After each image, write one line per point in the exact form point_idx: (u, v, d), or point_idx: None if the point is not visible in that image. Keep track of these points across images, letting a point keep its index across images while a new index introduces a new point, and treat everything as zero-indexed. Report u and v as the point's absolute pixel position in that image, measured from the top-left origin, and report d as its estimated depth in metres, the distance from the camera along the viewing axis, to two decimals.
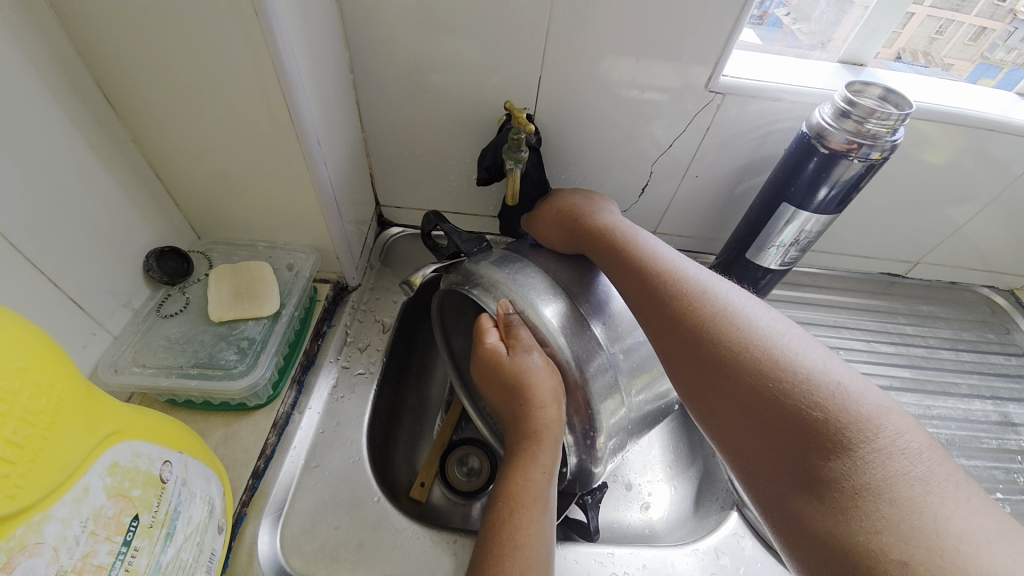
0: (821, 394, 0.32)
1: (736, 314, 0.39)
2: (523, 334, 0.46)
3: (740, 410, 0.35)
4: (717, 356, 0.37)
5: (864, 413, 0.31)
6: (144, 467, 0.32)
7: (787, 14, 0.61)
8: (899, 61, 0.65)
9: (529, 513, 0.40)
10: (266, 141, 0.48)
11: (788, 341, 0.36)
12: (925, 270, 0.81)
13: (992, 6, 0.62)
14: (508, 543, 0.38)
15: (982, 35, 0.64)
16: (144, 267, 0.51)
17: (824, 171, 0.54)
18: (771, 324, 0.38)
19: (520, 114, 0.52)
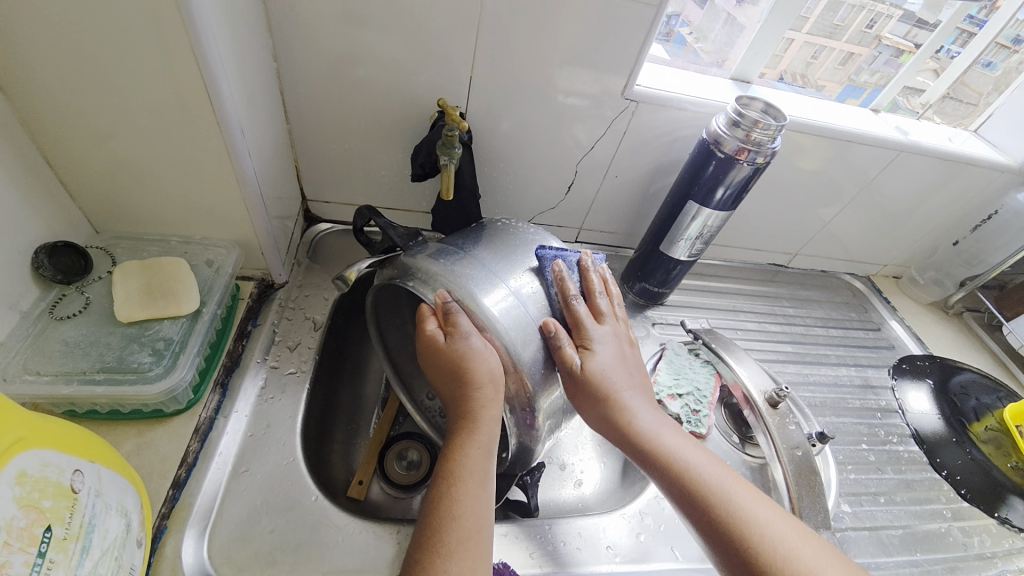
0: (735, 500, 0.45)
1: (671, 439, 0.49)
2: (461, 321, 0.47)
3: (718, 544, 0.44)
4: (705, 514, 0.45)
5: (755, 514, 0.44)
6: (55, 477, 0.30)
7: (689, 33, 0.71)
8: (782, 81, 0.77)
9: (467, 487, 0.43)
10: (183, 129, 0.45)
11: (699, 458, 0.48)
12: (803, 260, 0.95)
13: (859, 34, 0.75)
14: (447, 515, 0.42)
15: (851, 59, 0.77)
16: (32, 263, 0.45)
17: (721, 173, 0.62)
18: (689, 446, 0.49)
19: (454, 111, 0.54)
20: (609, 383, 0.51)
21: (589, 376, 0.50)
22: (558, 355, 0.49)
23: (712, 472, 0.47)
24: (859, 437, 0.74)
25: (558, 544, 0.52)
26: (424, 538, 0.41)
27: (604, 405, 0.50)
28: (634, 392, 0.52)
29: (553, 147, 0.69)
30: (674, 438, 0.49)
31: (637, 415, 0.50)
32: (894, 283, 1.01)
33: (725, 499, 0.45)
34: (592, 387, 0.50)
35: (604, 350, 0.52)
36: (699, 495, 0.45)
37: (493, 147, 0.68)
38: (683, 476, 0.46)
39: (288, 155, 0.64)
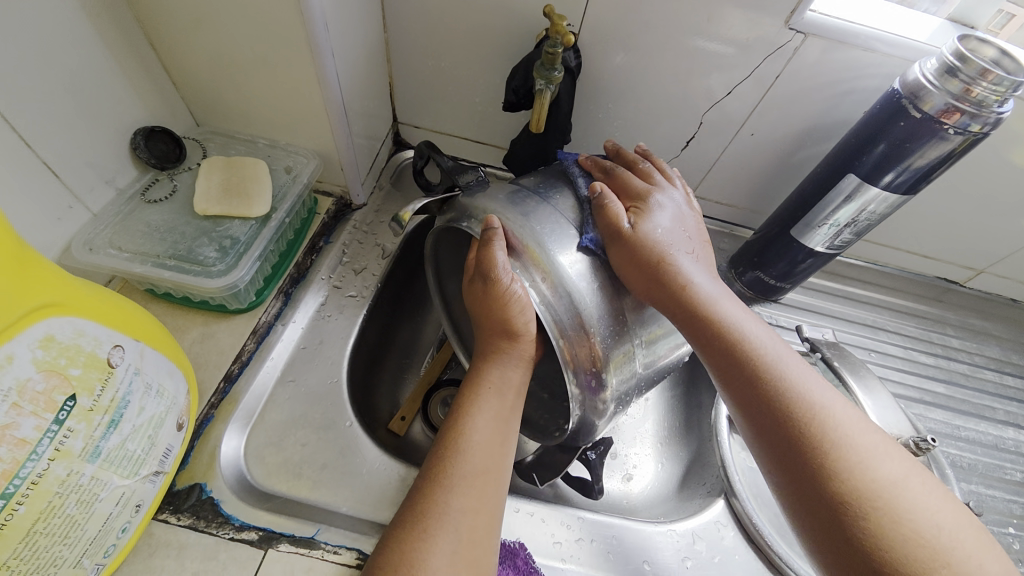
0: (831, 428, 0.35)
1: (754, 343, 0.38)
2: (497, 257, 0.40)
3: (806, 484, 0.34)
4: (788, 437, 0.35)
5: (849, 442, 0.34)
6: (87, 348, 0.30)
7: None
8: None
9: (483, 424, 0.39)
10: (266, 18, 0.42)
11: (790, 369, 0.38)
12: (988, 281, 0.72)
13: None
14: (456, 446, 0.38)
15: None
16: (131, 144, 0.47)
17: (908, 141, 0.45)
18: (778, 352, 0.38)
19: (560, 21, 0.46)
20: (660, 245, 0.41)
21: (638, 238, 0.41)
22: (607, 217, 0.42)
23: (804, 378, 0.37)
24: (1007, 517, 0.56)
25: (587, 543, 0.46)
26: (431, 466, 0.38)
27: (663, 281, 0.40)
28: (716, 288, 0.41)
29: (676, 90, 0.57)
30: (790, 369, 0.38)
31: (695, 278, 0.41)
32: None
33: (835, 430, 0.35)
34: (661, 270, 0.40)
35: (692, 265, 0.42)
36: (786, 404, 0.36)
37: (604, 82, 0.58)
38: (771, 384, 0.37)
39: (382, 69, 0.60)
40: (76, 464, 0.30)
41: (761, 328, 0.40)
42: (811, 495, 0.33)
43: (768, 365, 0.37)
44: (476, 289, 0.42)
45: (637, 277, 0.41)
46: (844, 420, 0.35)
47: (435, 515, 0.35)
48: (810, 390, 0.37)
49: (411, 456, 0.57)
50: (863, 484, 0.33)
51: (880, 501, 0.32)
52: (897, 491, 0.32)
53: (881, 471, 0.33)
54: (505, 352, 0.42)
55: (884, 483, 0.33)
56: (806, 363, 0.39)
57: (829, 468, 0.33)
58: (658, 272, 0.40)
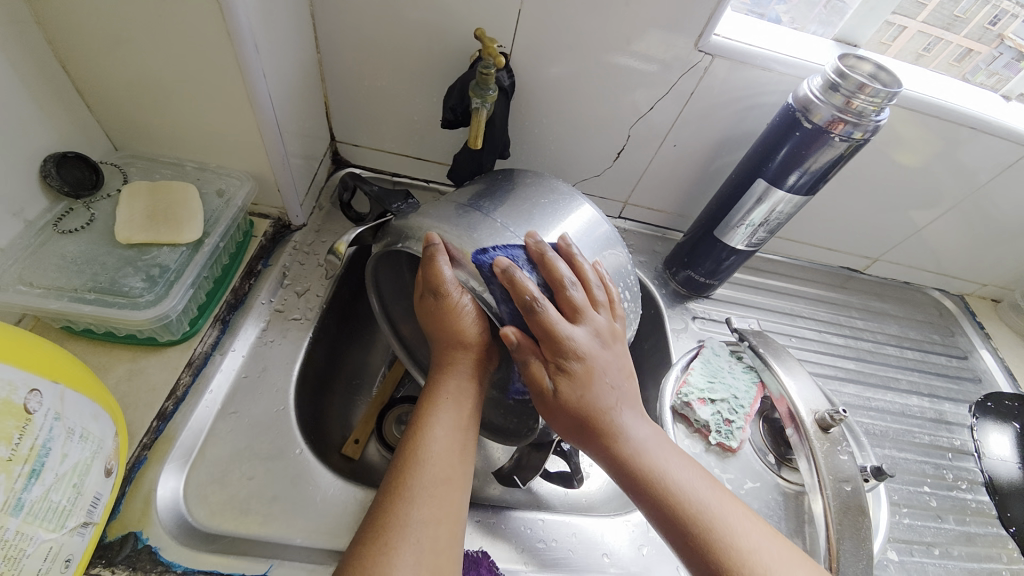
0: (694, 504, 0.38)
1: (622, 417, 0.40)
2: (444, 273, 0.41)
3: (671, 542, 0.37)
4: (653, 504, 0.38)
5: (712, 516, 0.37)
6: (2, 395, 0.28)
7: (786, 12, 0.60)
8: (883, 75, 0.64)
9: (441, 433, 0.40)
10: (190, 39, 0.41)
11: (652, 445, 0.40)
12: (883, 268, 0.82)
13: (981, 29, 0.62)
14: (414, 456, 0.38)
15: (967, 56, 0.63)
16: (39, 172, 0.43)
17: (805, 148, 0.51)
18: (648, 427, 0.41)
19: (491, 44, 0.49)
20: (565, 329, 0.40)
21: (542, 319, 0.40)
22: (508, 286, 0.40)
23: (657, 451, 0.40)
24: (922, 478, 0.64)
25: (549, 543, 0.47)
26: (391, 479, 0.38)
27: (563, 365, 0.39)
28: (625, 393, 0.41)
29: (605, 106, 0.61)
30: (647, 442, 0.40)
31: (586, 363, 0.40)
32: (993, 307, 0.85)
33: (699, 505, 0.38)
34: (572, 393, 0.39)
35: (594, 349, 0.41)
36: (644, 476, 0.39)
37: (538, 99, 0.61)
38: (637, 462, 0.39)
39: (317, 88, 0.60)
40: None
41: (637, 409, 0.41)
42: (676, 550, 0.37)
43: (664, 479, 0.39)
44: (425, 307, 0.43)
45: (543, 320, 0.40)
46: (709, 501, 0.38)
47: (394, 528, 0.35)
48: (671, 468, 0.39)
49: (368, 478, 0.55)
50: (730, 554, 0.36)
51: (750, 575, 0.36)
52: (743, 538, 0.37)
53: (740, 543, 0.37)
54: (460, 362, 0.43)
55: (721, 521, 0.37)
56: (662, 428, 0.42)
57: (699, 538, 0.37)
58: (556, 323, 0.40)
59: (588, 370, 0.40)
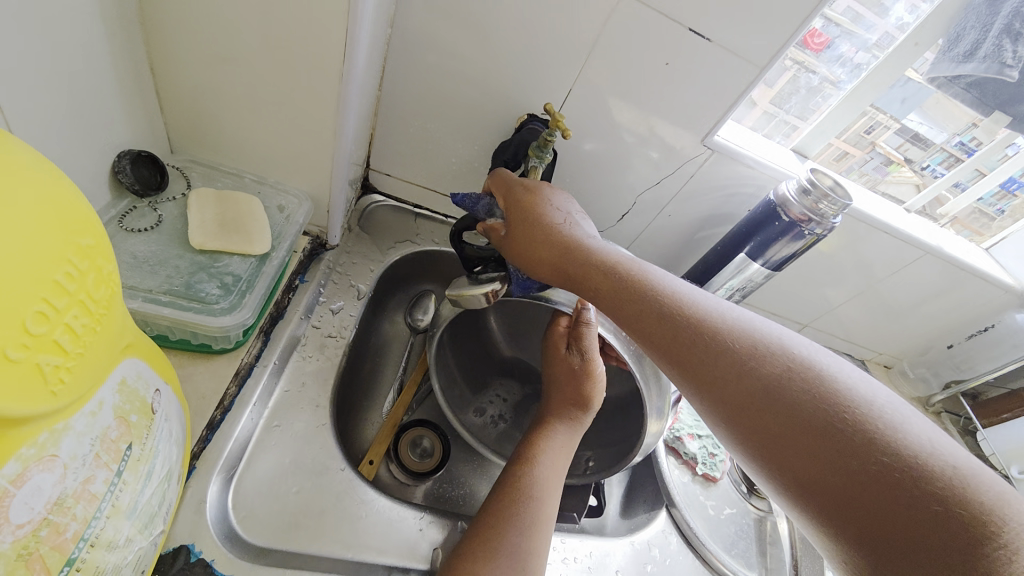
0: (731, 336, 0.37)
1: (633, 270, 0.43)
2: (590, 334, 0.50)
3: (714, 376, 0.36)
4: (674, 335, 0.38)
5: (748, 338, 0.37)
6: (141, 392, 0.28)
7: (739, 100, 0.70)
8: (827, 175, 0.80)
9: (540, 474, 0.45)
10: (300, 70, 0.44)
11: (675, 290, 0.41)
12: (810, 332, 1.00)
13: (857, 136, 0.75)
14: (521, 490, 0.43)
15: (845, 157, 0.78)
16: (113, 167, 0.43)
17: (778, 236, 0.65)
18: (666, 280, 0.42)
19: (560, 119, 0.54)
20: (548, 225, 0.46)
21: (523, 232, 0.47)
22: (503, 243, 0.49)
23: (720, 315, 0.39)
24: None
25: (570, 560, 0.52)
26: (493, 503, 0.43)
27: (547, 246, 0.45)
28: (621, 254, 0.44)
29: (623, 175, 0.71)
30: (673, 289, 0.41)
31: (591, 248, 0.45)
32: (885, 371, 1.06)
33: (736, 333, 0.37)
34: (564, 258, 0.45)
35: (590, 240, 0.46)
36: (669, 314, 0.39)
37: (567, 161, 0.70)
38: (648, 295, 0.41)
39: (369, 120, 0.64)
40: (120, 525, 0.27)
41: (655, 271, 0.44)
42: (730, 390, 0.35)
43: (694, 314, 0.39)
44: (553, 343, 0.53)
45: (530, 251, 0.46)
46: (744, 329, 0.37)
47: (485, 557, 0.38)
48: (698, 307, 0.39)
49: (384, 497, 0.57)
50: (783, 376, 0.34)
51: (828, 401, 0.32)
52: (855, 409, 0.31)
53: (805, 371, 0.34)
54: (568, 414, 0.50)
55: (837, 400, 0.32)
56: (695, 288, 0.43)
57: (743, 359, 0.35)
58: (549, 226, 0.46)
59: (588, 246, 0.45)
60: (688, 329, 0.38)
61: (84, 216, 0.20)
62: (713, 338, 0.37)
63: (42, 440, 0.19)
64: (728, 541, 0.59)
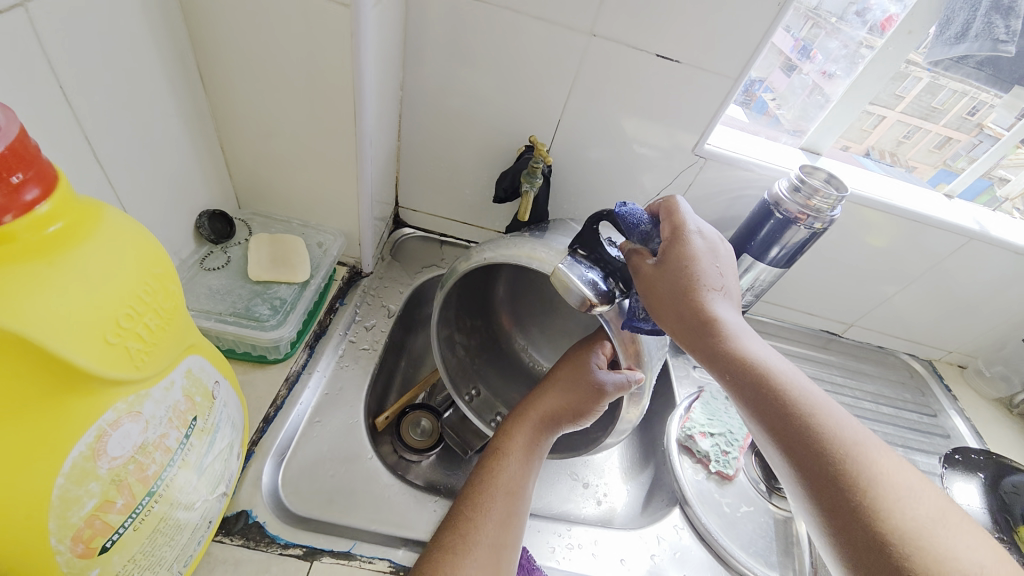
0: (821, 427, 0.38)
1: (747, 345, 0.42)
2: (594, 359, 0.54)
3: (799, 456, 0.38)
4: (774, 415, 0.39)
5: (837, 433, 0.38)
6: (205, 380, 0.39)
7: (773, 100, 0.76)
8: (869, 156, 0.81)
9: (510, 483, 0.49)
10: (324, 133, 0.56)
11: (780, 370, 0.41)
12: (858, 332, 0.94)
13: (959, 119, 0.78)
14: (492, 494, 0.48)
15: (948, 143, 0.81)
16: (196, 224, 0.57)
17: (779, 231, 0.65)
18: (772, 358, 0.42)
19: (542, 148, 0.63)
20: (693, 280, 0.44)
21: (666, 276, 0.45)
22: (637, 275, 0.46)
23: (823, 407, 0.40)
24: None
25: (575, 546, 0.55)
26: (469, 502, 0.47)
27: (682, 299, 0.44)
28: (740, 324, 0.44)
29: (623, 189, 0.76)
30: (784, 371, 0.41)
31: (719, 313, 0.43)
32: (959, 372, 0.96)
33: (833, 426, 0.38)
34: (693, 313, 0.43)
35: (720, 301, 0.44)
36: (775, 394, 0.40)
37: (569, 181, 0.76)
38: (760, 373, 0.41)
39: (393, 166, 0.76)
40: (189, 476, 0.37)
41: (767, 348, 0.43)
42: (811, 471, 0.37)
43: (800, 400, 0.40)
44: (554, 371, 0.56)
45: (664, 302, 0.44)
46: (835, 424, 0.39)
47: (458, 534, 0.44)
48: (798, 389, 0.40)
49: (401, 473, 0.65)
50: (862, 478, 0.36)
51: (900, 518, 0.34)
52: (932, 531, 0.34)
53: (886, 479, 0.36)
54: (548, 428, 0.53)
55: (907, 516, 0.34)
56: (796, 368, 0.43)
57: (834, 452, 0.37)
58: (688, 277, 0.44)
59: (714, 310, 0.44)
60: (788, 412, 0.39)
61: (158, 253, 0.31)
62: (809, 424, 0.39)
63: (129, 400, 0.30)
64: (746, 538, 0.60)
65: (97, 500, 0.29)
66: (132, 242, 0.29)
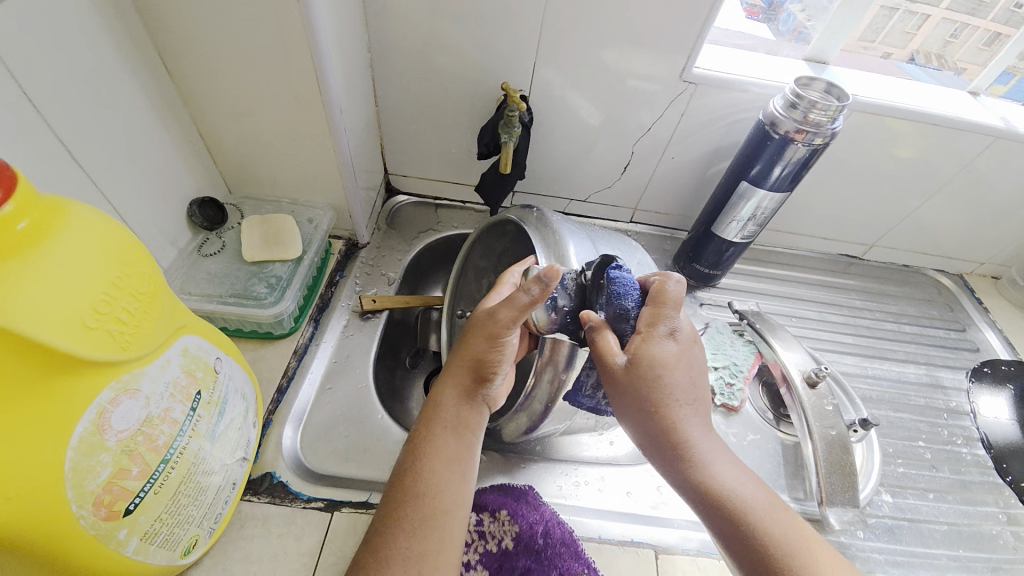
0: (763, 531, 0.41)
1: (702, 450, 0.44)
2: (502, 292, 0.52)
3: (739, 554, 0.41)
4: (720, 517, 0.42)
5: (778, 538, 0.40)
6: (204, 357, 0.41)
7: (801, 10, 0.70)
8: (914, 61, 0.74)
9: (436, 463, 0.44)
10: (293, 107, 0.56)
11: (731, 474, 0.43)
12: (880, 252, 0.89)
13: (1007, 12, 0.69)
14: (421, 488, 0.42)
15: (996, 41, 0.71)
16: (188, 213, 0.59)
17: (777, 153, 0.61)
18: (725, 463, 0.44)
19: (514, 94, 0.62)
20: (658, 386, 0.44)
21: (631, 382, 0.44)
22: (599, 360, 0.45)
23: (765, 511, 0.42)
24: (917, 434, 0.70)
25: (582, 483, 0.57)
26: (397, 502, 0.42)
27: (642, 404, 0.44)
28: (702, 429, 0.45)
29: (612, 128, 0.73)
30: (735, 478, 0.43)
31: (682, 418, 0.44)
32: (993, 284, 0.91)
33: (773, 529, 0.41)
34: (653, 419, 0.44)
35: (686, 405, 0.45)
36: (724, 499, 0.42)
37: (555, 126, 0.74)
38: (711, 482, 0.42)
39: (375, 133, 0.75)
40: (203, 443, 0.40)
41: (723, 454, 0.45)
42: (749, 568, 0.40)
43: (742, 507, 0.42)
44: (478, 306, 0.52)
45: (628, 408, 0.44)
46: (774, 521, 0.41)
47: (409, 507, 0.41)
48: (743, 494, 0.42)
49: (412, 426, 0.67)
50: (798, 572, 0.39)
51: None
52: None
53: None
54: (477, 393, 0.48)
55: None
56: (743, 465, 0.45)
57: (770, 552, 0.40)
58: (654, 384, 0.44)
59: (678, 415, 0.44)
60: (733, 517, 0.41)
61: (126, 242, 0.33)
62: (753, 530, 0.41)
63: (124, 378, 0.33)
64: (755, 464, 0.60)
65: (112, 469, 0.32)
66: (93, 232, 0.31)
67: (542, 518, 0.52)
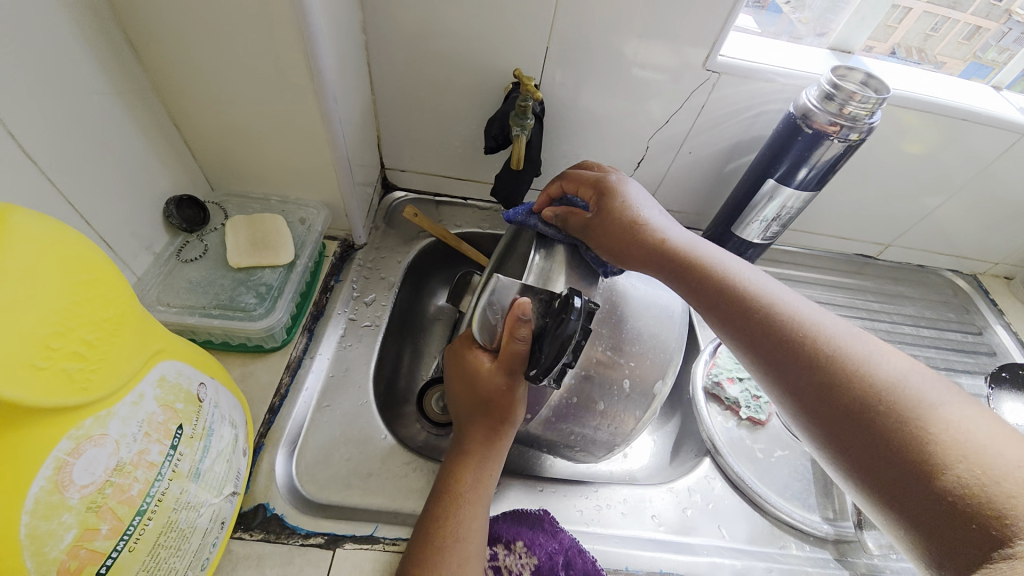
0: (798, 321, 0.39)
1: (718, 265, 0.45)
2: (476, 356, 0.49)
3: (779, 355, 0.39)
4: (748, 315, 0.41)
5: (817, 329, 0.39)
6: (185, 385, 0.36)
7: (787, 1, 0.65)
8: (894, 56, 0.69)
9: (471, 510, 0.44)
10: (281, 95, 0.50)
11: (762, 285, 0.43)
12: (896, 252, 0.87)
13: (988, 6, 0.67)
14: (449, 536, 0.42)
15: (976, 35, 0.69)
16: (164, 213, 0.53)
17: (807, 150, 0.57)
18: (744, 273, 0.44)
19: (529, 83, 0.57)
20: (627, 215, 0.49)
21: (608, 215, 0.49)
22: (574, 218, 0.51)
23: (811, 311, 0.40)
24: None
25: (603, 507, 0.53)
26: (420, 541, 0.42)
27: (641, 240, 0.47)
28: (681, 241, 0.47)
29: (628, 121, 0.68)
30: (766, 287, 0.43)
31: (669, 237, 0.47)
32: (1006, 284, 0.89)
33: (803, 321, 0.39)
34: (614, 221, 0.49)
35: (666, 230, 0.49)
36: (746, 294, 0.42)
37: (566, 118, 0.68)
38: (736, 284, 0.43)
39: (371, 124, 0.69)
40: (186, 484, 0.35)
41: (743, 269, 0.45)
42: (790, 361, 0.38)
43: (773, 305, 0.41)
44: (474, 356, 0.49)
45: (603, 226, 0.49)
46: (816, 321, 0.39)
47: (446, 552, 0.41)
48: (779, 298, 0.41)
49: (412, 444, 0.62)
50: (832, 352, 0.37)
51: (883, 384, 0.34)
52: (917, 395, 0.33)
53: (878, 367, 0.35)
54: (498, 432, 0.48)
55: (885, 379, 0.34)
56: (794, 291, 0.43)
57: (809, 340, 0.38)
58: (622, 222, 0.49)
59: (663, 236, 0.48)
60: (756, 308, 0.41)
61: (85, 259, 0.27)
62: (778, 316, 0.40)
63: (87, 424, 0.27)
64: (784, 482, 0.57)
65: (76, 530, 0.27)
66: (43, 251, 0.25)
67: (561, 547, 0.48)
